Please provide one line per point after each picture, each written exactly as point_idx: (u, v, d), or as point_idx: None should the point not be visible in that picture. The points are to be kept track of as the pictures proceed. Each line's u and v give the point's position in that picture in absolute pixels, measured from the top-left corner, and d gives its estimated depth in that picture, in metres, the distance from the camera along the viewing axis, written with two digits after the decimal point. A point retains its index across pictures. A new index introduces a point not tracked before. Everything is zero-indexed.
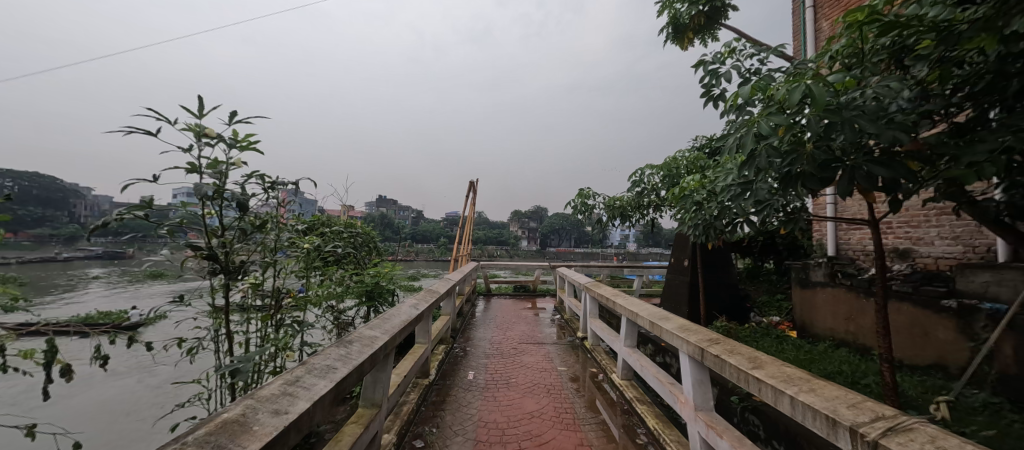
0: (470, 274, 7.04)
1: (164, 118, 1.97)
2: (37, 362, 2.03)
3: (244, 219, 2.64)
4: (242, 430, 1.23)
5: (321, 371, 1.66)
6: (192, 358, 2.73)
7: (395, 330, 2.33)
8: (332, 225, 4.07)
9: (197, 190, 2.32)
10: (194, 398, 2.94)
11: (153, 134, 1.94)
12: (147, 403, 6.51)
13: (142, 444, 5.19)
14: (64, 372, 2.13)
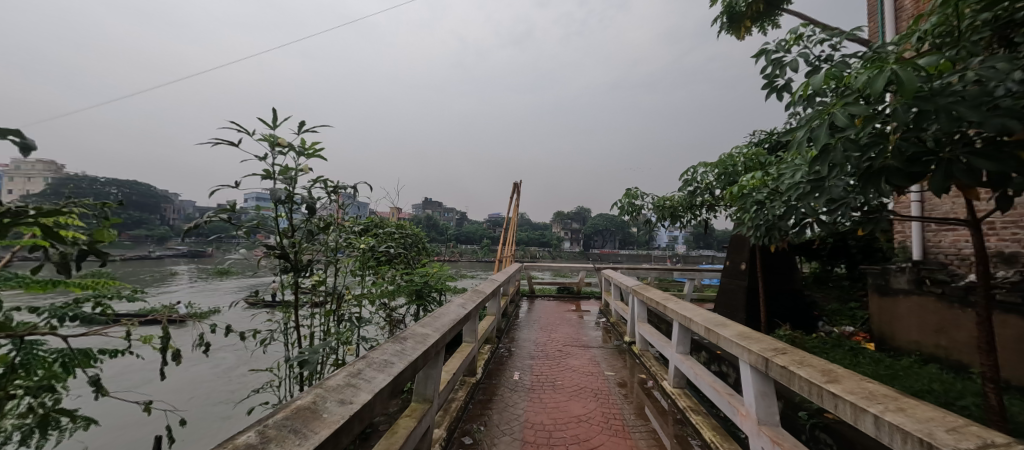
0: (514, 275, 7.02)
1: (244, 130, 2.31)
2: (155, 348, 2.18)
3: (311, 220, 2.79)
4: (312, 417, 1.26)
5: (381, 365, 1.68)
6: (265, 348, 2.89)
7: (445, 328, 2.34)
8: (384, 226, 4.17)
9: (271, 194, 2.47)
10: (266, 386, 3.12)
11: (235, 144, 2.26)
12: (223, 389, 7.06)
13: (225, 427, 5.65)
14: (176, 355, 2.28)
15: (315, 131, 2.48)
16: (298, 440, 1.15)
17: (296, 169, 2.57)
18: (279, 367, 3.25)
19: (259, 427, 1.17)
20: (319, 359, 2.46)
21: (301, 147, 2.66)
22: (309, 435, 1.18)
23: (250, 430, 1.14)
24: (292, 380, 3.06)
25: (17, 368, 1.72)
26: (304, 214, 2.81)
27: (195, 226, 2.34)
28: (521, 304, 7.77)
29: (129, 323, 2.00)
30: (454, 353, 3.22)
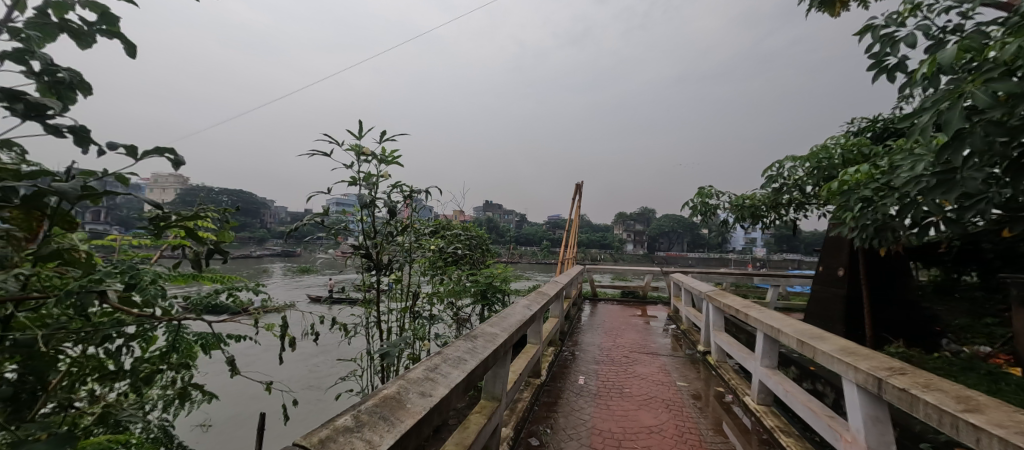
0: (576, 278, 6.86)
1: (335, 141, 2.55)
2: (277, 335, 2.31)
3: (390, 222, 2.97)
4: (398, 406, 1.26)
5: (455, 361, 1.64)
6: (349, 340, 3.02)
7: (513, 328, 2.27)
8: (450, 228, 4.23)
9: (358, 199, 2.67)
10: (352, 375, 3.29)
11: (328, 155, 2.51)
12: (309, 378, 7.61)
13: (320, 416, 6.12)
14: (292, 342, 2.42)
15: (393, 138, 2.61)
16: (387, 427, 1.16)
17: (377, 175, 2.67)
18: (361, 359, 3.37)
19: (352, 412, 1.18)
20: (398, 353, 2.52)
21: (383, 155, 2.75)
22: (391, 426, 1.17)
23: (347, 413, 1.16)
24: (374, 372, 3.18)
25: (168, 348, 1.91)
26: (386, 216, 3.01)
27: (294, 228, 2.52)
28: (583, 307, 7.58)
29: (257, 313, 2.11)
30: (520, 354, 3.17)
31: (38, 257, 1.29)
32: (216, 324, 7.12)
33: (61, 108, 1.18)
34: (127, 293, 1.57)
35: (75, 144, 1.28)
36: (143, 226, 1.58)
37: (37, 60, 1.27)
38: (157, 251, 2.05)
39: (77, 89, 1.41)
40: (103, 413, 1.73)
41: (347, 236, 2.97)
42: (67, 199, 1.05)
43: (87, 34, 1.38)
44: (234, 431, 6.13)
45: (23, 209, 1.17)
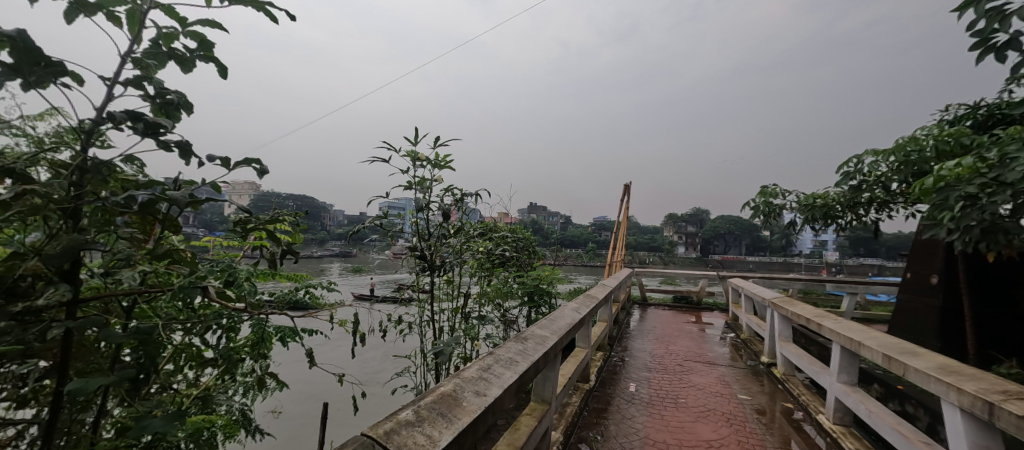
0: (625, 281, 6.63)
1: (392, 148, 2.62)
2: (350, 330, 2.38)
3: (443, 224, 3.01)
4: (454, 403, 1.23)
5: (507, 362, 1.59)
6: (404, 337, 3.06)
7: (563, 331, 2.18)
8: (498, 230, 4.20)
9: (415, 201, 2.72)
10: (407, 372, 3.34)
11: (385, 161, 2.60)
12: (364, 373, 7.89)
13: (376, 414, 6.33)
14: (362, 338, 2.47)
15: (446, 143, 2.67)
16: (445, 424, 1.14)
17: (431, 179, 2.81)
18: (415, 356, 3.41)
19: (413, 406, 1.17)
20: (452, 351, 2.53)
21: (436, 159, 2.79)
22: (449, 425, 1.13)
23: (407, 407, 1.15)
24: (427, 371, 3.21)
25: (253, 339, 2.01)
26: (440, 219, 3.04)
27: (355, 229, 2.62)
28: (633, 312, 7.32)
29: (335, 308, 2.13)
30: (567, 358, 3.08)
31: (152, 256, 1.36)
32: (283, 318, 7.60)
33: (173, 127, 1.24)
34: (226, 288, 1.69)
35: (183, 158, 1.27)
36: (232, 230, 1.74)
37: (148, 82, 1.29)
38: (242, 251, 2.14)
39: (179, 108, 1.43)
40: (200, 397, 1.86)
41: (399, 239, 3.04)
42: (180, 205, 1.21)
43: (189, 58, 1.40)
44: (297, 422, 6.49)
45: (141, 214, 1.28)
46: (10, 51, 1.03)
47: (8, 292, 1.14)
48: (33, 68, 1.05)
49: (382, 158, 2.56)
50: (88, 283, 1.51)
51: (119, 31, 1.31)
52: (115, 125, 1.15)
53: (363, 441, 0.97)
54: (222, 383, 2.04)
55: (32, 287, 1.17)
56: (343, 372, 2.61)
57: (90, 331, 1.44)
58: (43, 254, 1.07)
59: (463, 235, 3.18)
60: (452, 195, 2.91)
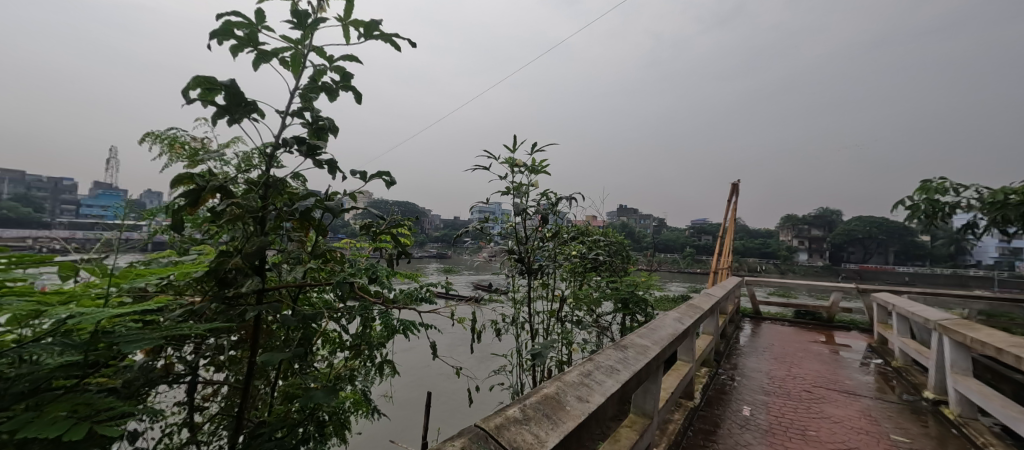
0: (734, 291, 5.99)
1: (491, 156, 2.95)
2: (468, 326, 2.47)
3: (541, 227, 2.99)
4: (558, 406, 1.17)
5: (608, 370, 1.49)
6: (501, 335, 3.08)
7: (666, 341, 1.99)
8: (591, 233, 4.00)
9: (515, 205, 2.76)
10: (506, 370, 3.38)
11: (487, 168, 2.96)
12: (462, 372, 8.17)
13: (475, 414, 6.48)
14: (478, 335, 2.53)
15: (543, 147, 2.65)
16: (551, 426, 1.08)
17: (528, 184, 2.84)
18: (512, 356, 3.41)
19: (519, 404, 1.13)
20: (549, 354, 2.47)
21: (533, 163, 2.80)
22: (555, 429, 1.07)
23: (515, 405, 1.12)
24: (524, 373, 3.19)
25: (368, 331, 2.13)
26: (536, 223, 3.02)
27: (458, 234, 2.89)
28: (744, 326, 6.59)
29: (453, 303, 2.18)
30: (669, 371, 2.84)
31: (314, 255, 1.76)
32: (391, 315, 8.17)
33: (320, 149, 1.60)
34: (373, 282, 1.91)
35: (328, 173, 1.60)
36: (361, 232, 2.00)
37: (307, 111, 1.64)
38: (369, 251, 2.32)
39: (329, 130, 1.78)
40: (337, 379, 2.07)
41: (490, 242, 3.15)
42: (330, 211, 1.70)
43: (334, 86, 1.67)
44: (402, 413, 6.90)
45: (302, 219, 1.73)
46: (225, 97, 1.51)
47: (221, 281, 1.52)
48: (236, 108, 1.52)
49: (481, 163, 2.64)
50: (271, 277, 1.85)
51: (286, 70, 1.68)
52: (284, 146, 1.53)
53: (475, 432, 0.98)
54: (351, 367, 2.24)
55: (235, 276, 1.53)
56: (461, 366, 2.73)
57: (271, 315, 1.79)
58: (246, 253, 1.47)
59: (560, 239, 3.15)
60: (548, 200, 2.92)
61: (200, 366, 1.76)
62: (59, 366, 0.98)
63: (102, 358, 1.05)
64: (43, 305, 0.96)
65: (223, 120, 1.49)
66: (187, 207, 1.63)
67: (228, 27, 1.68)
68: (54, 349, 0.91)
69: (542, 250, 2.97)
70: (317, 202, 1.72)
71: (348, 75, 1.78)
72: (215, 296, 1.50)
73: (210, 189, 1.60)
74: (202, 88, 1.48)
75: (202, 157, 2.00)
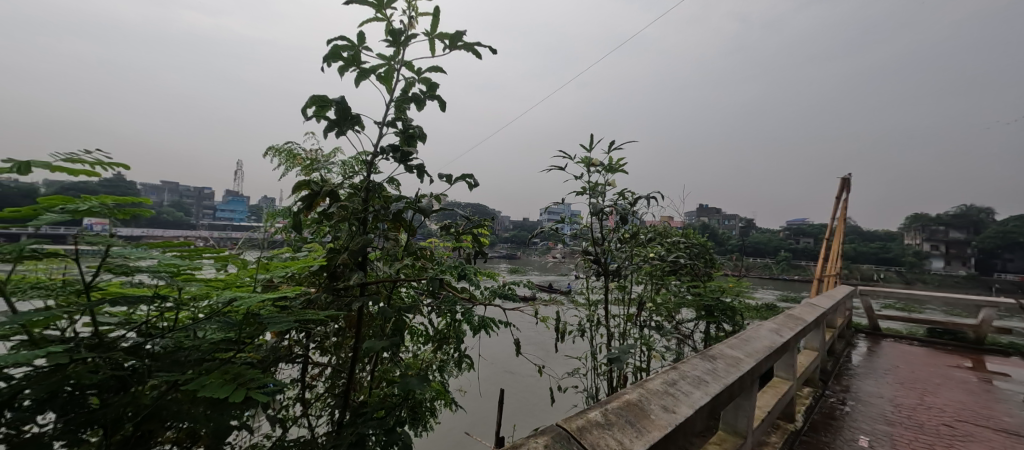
0: (843, 300, 5.35)
1: (567, 156, 2.76)
2: (550, 325, 2.54)
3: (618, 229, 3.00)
4: (641, 414, 1.18)
5: (695, 381, 1.45)
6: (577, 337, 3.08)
7: (762, 354, 1.83)
8: (671, 234, 3.85)
9: (592, 206, 2.76)
10: (582, 372, 3.38)
11: (562, 168, 2.76)
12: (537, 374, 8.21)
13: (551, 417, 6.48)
14: (560, 335, 2.58)
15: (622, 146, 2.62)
16: (635, 434, 1.09)
17: (605, 184, 2.82)
18: (587, 359, 3.39)
19: (600, 409, 1.16)
20: (628, 359, 2.42)
21: (611, 162, 2.78)
22: (639, 437, 1.08)
23: (596, 408, 1.15)
24: (600, 377, 3.14)
25: (452, 326, 2.26)
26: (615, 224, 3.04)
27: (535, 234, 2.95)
28: (852, 340, 5.88)
29: (535, 303, 2.26)
30: (764, 387, 2.43)
31: (408, 252, 1.94)
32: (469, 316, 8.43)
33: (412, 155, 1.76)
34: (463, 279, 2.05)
35: (418, 177, 1.76)
36: (445, 232, 2.17)
37: (400, 121, 1.81)
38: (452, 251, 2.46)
39: (417, 138, 1.93)
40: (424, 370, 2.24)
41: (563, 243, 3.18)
42: (422, 213, 1.85)
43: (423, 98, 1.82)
44: (480, 411, 7.09)
45: (396, 221, 1.90)
46: (334, 112, 1.72)
47: (333, 274, 1.76)
48: (343, 121, 1.73)
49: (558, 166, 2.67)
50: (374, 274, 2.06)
51: (382, 85, 1.86)
52: (381, 154, 1.70)
53: (557, 431, 1.03)
54: (437, 359, 2.39)
55: (342, 270, 1.78)
56: (542, 363, 2.82)
57: (372, 308, 2.00)
58: (351, 250, 1.67)
59: (637, 240, 3.10)
60: (625, 199, 2.87)
61: (310, 350, 2.00)
62: (221, 340, 1.20)
63: (249, 335, 1.26)
64: (215, 287, 1.19)
65: (333, 132, 1.70)
66: (302, 210, 1.89)
67: (335, 49, 1.91)
68: (219, 324, 1.12)
69: (619, 251, 2.94)
70: (409, 204, 1.89)
71: (434, 85, 1.93)
72: (327, 288, 1.73)
73: (322, 193, 1.84)
74: (316, 105, 1.71)
75: (313, 167, 2.29)
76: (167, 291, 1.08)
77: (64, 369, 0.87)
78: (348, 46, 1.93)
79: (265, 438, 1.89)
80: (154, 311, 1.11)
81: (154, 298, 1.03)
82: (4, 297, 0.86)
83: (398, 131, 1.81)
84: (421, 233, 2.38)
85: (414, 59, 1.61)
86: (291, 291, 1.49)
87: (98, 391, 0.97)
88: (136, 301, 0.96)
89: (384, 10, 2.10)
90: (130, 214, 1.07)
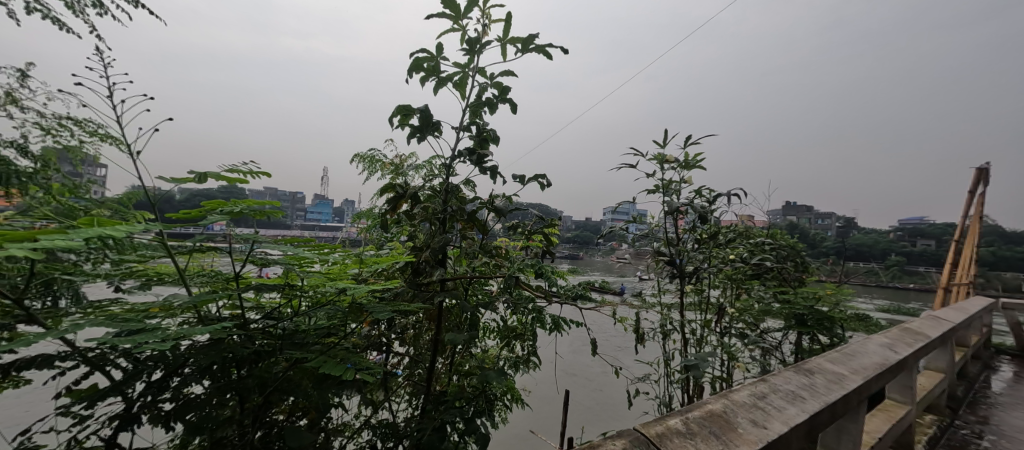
0: (980, 315, 4.59)
1: (640, 153, 2.65)
2: (625, 327, 2.52)
3: (695, 228, 2.89)
4: (727, 427, 1.15)
5: (789, 396, 1.36)
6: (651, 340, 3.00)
7: (871, 371, 1.64)
8: (756, 235, 3.61)
9: (666, 204, 2.69)
10: (657, 378, 3.27)
11: (633, 166, 2.64)
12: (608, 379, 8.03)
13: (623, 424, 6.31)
14: (637, 337, 2.54)
15: (699, 141, 2.52)
16: (719, 445, 1.07)
17: (679, 182, 2.74)
18: (660, 364, 3.29)
19: (681, 417, 1.16)
20: (707, 368, 2.32)
21: (686, 159, 2.70)
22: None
23: (676, 416, 1.15)
24: (674, 385, 3.04)
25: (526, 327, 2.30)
26: (691, 223, 2.94)
27: (605, 233, 2.95)
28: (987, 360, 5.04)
29: (611, 304, 2.24)
30: (872, 410, 2.00)
31: (484, 250, 2.04)
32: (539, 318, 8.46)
33: (488, 157, 1.86)
34: (538, 278, 2.12)
35: (491, 178, 1.85)
36: (516, 231, 2.27)
37: (474, 125, 1.92)
38: (525, 252, 2.52)
39: (491, 141, 2.03)
40: (498, 365, 2.32)
41: (633, 244, 3.13)
42: (498, 212, 1.94)
43: (496, 102, 1.93)
44: (549, 413, 7.08)
45: (470, 221, 2.00)
46: (417, 120, 1.86)
47: (417, 271, 1.92)
48: (425, 127, 1.87)
49: (630, 164, 2.61)
50: (454, 272, 2.19)
51: (458, 92, 1.99)
52: (459, 157, 1.82)
53: (636, 435, 1.05)
54: (509, 358, 2.45)
55: (424, 267, 1.92)
56: (617, 366, 2.79)
57: (453, 304, 2.14)
58: (432, 248, 1.80)
59: (715, 241, 2.96)
60: (702, 197, 2.76)
61: (393, 342, 2.16)
62: (330, 325, 1.38)
63: (352, 321, 1.43)
64: (326, 278, 1.37)
65: (416, 138, 1.84)
66: (388, 211, 2.06)
67: (417, 61, 2.08)
68: (330, 311, 1.29)
69: (695, 252, 2.83)
70: (483, 204, 1.98)
71: (506, 88, 2.01)
72: (411, 284, 1.88)
73: (405, 196, 1.99)
74: (401, 114, 1.86)
75: (397, 171, 2.50)
76: (290, 281, 1.26)
77: (219, 345, 1.07)
78: (428, 57, 2.09)
79: (356, 419, 2.08)
80: (281, 298, 1.31)
81: (282, 287, 1.21)
82: (179, 283, 1.08)
83: (473, 134, 1.92)
84: (494, 233, 2.46)
85: (490, 66, 1.70)
86: (386, 284, 1.65)
87: (239, 364, 1.16)
88: (269, 288, 1.15)
89: (461, 21, 2.22)
90: (265, 216, 1.26)
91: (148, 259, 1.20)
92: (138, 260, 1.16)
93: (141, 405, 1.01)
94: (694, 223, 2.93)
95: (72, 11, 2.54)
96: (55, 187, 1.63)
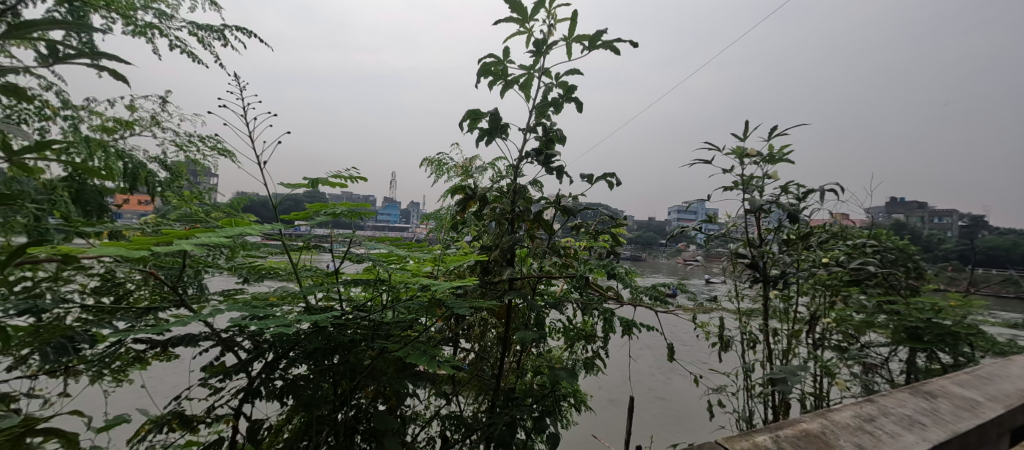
0: None
1: (717, 147, 2.44)
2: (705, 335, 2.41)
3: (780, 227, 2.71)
4: (826, 448, 1.09)
5: (904, 421, 1.24)
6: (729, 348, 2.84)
7: (1015, 400, 1.43)
8: (852, 235, 3.29)
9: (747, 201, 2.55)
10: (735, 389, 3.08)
11: (709, 162, 2.46)
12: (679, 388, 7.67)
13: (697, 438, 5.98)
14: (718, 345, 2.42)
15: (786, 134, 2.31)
16: None
17: (761, 178, 2.58)
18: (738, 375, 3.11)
19: (770, 434, 1.12)
20: (797, 383, 2.16)
21: (769, 153, 2.54)
22: None
23: (766, 433, 1.11)
24: (755, 399, 2.85)
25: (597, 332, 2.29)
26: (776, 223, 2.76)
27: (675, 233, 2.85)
28: None
29: (690, 311, 2.15)
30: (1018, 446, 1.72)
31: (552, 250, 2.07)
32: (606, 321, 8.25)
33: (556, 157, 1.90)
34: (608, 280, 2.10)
35: (558, 178, 1.89)
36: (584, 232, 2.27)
37: (541, 125, 1.96)
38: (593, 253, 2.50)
39: (558, 141, 2.06)
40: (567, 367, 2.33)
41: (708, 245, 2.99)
42: (566, 211, 1.97)
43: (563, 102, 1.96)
44: (617, 420, 6.90)
45: (537, 221, 2.05)
46: (487, 123, 1.94)
47: (488, 271, 2.00)
48: (494, 130, 1.94)
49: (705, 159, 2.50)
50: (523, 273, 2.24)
51: (525, 94, 2.05)
52: (527, 158, 1.88)
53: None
54: (578, 362, 2.45)
55: (494, 267, 1.99)
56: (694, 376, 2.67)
57: (522, 304, 2.19)
58: (501, 248, 1.88)
59: (805, 243, 2.75)
60: (789, 194, 2.58)
61: (466, 342, 2.25)
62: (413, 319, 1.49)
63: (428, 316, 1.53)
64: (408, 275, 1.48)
65: (486, 140, 1.92)
66: (458, 211, 2.17)
67: (487, 64, 2.17)
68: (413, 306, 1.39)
69: (781, 254, 2.65)
70: (550, 205, 2.02)
71: (572, 87, 2.04)
72: (486, 285, 1.96)
73: (475, 197, 2.08)
74: (471, 118, 1.95)
75: (467, 173, 2.61)
76: (379, 277, 1.39)
77: (321, 332, 1.21)
78: (497, 61, 2.16)
79: (428, 408, 2.21)
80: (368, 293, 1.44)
81: (372, 281, 1.34)
82: (288, 276, 1.24)
83: (541, 135, 1.97)
84: (560, 233, 2.48)
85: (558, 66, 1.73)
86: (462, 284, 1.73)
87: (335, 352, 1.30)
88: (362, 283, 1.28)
89: (528, 23, 2.27)
90: (358, 216, 1.41)
91: (263, 255, 1.38)
92: (256, 256, 1.36)
93: (260, 381, 1.18)
94: (780, 223, 2.74)
95: (201, 42, 2.93)
96: (186, 194, 1.91)
